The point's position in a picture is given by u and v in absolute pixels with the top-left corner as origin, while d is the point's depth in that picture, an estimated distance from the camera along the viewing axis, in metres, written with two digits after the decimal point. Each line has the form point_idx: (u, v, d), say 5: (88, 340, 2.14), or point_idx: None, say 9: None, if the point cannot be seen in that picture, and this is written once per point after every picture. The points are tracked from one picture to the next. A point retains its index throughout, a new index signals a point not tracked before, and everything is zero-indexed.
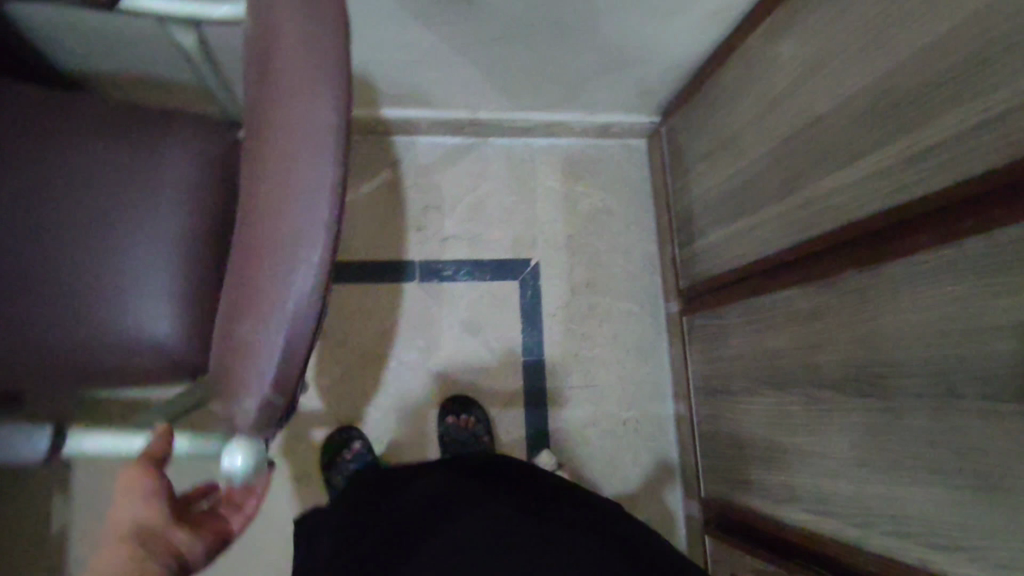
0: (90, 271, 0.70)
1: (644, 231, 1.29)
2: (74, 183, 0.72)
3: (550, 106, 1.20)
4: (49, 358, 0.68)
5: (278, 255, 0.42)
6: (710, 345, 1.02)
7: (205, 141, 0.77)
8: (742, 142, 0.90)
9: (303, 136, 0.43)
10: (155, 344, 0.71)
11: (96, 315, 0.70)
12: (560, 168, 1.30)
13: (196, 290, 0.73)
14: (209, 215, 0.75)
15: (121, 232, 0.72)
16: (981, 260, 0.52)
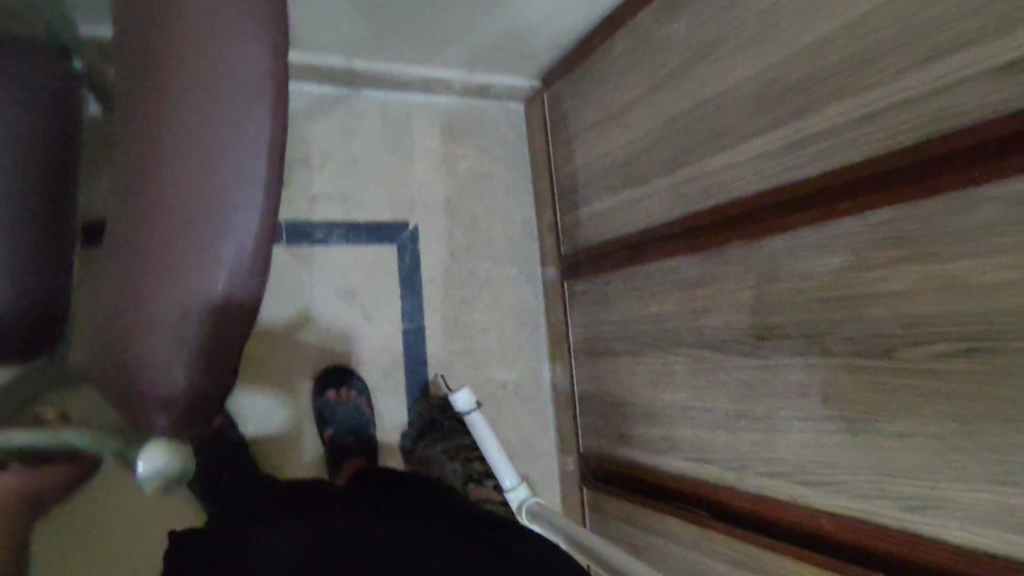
0: None
1: (521, 196, 1.29)
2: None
3: (431, 60, 1.14)
4: None
5: (210, 217, 0.41)
6: (592, 310, 1.06)
7: (32, 88, 0.64)
8: (629, 115, 0.94)
9: (236, 100, 0.43)
10: None
11: None
12: (437, 128, 1.24)
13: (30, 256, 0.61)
14: (37, 177, 0.63)
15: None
16: (858, 236, 0.60)
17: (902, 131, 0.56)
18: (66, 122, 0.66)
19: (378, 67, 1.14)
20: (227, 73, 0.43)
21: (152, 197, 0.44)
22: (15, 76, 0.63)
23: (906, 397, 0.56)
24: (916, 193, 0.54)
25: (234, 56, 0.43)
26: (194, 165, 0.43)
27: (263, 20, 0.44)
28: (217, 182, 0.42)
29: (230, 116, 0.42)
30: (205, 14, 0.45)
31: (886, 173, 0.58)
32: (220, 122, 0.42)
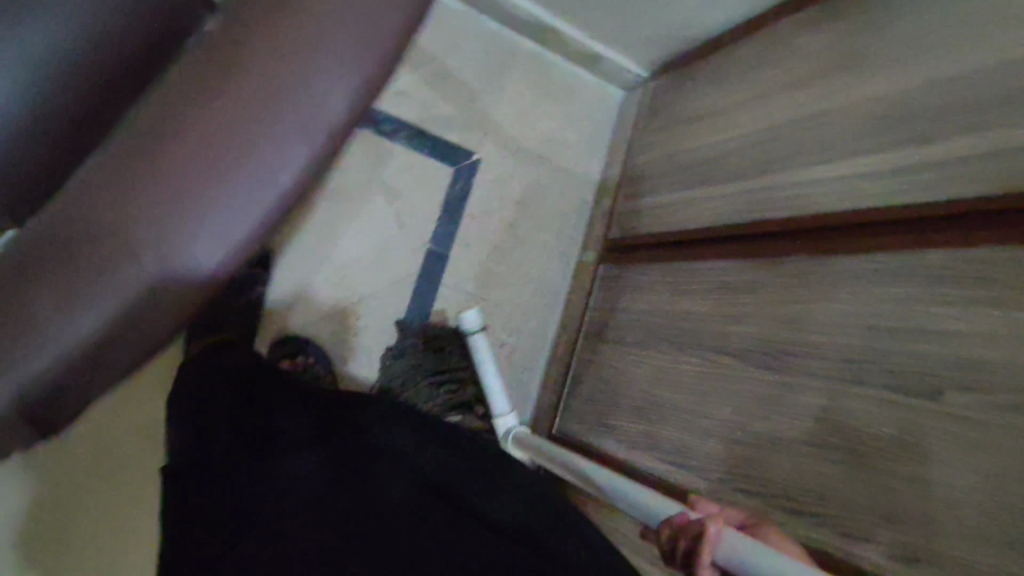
0: None
1: (587, 176, 1.28)
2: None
3: (558, 7, 1.13)
4: None
5: (83, 301, 0.40)
6: (620, 296, 1.03)
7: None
8: (732, 116, 0.92)
9: (183, 230, 0.41)
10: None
11: None
12: (536, 79, 1.24)
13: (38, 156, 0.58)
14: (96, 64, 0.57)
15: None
16: (940, 269, 0.56)
17: (1020, 176, 0.53)
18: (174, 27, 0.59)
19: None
20: (193, 215, 0.41)
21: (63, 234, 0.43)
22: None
23: (933, 441, 0.53)
24: (1021, 236, 0.51)
25: (221, 206, 0.41)
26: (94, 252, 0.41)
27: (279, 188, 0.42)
28: (117, 274, 0.40)
29: (162, 243, 0.41)
30: (231, 139, 0.42)
31: (992, 215, 0.55)
32: (150, 242, 0.41)
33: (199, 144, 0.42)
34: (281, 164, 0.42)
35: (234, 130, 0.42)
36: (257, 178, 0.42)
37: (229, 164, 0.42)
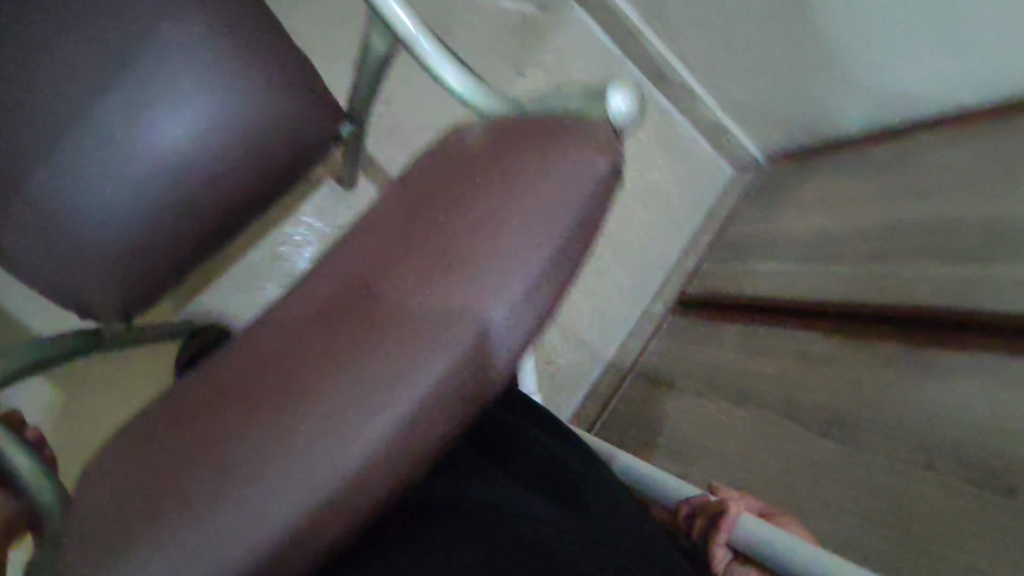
0: (110, 200, 0.68)
1: (680, 236, 1.31)
2: (125, 42, 0.66)
3: (703, 69, 1.20)
4: (64, 270, 0.67)
5: (301, 451, 0.37)
6: (685, 346, 1.05)
7: (309, 103, 0.73)
8: (841, 203, 0.94)
9: (429, 365, 0.39)
10: (145, 274, 0.71)
11: (89, 237, 0.67)
12: (659, 133, 1.30)
13: (214, 217, 0.73)
14: (243, 174, 0.72)
15: (118, 135, 0.67)
16: (1021, 372, 0.55)
17: None
18: (309, 151, 0.75)
19: (658, 48, 1.22)
20: (437, 337, 0.41)
21: (268, 373, 0.45)
22: (287, 99, 0.72)
23: (995, 536, 0.52)
24: None
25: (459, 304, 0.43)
26: (302, 393, 0.40)
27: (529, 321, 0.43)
28: (340, 398, 0.39)
29: (398, 383, 0.39)
30: (474, 282, 0.43)
31: None
32: (383, 385, 0.39)
33: (434, 259, 0.46)
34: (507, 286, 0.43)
35: (472, 270, 0.44)
36: (502, 280, 0.43)
37: (446, 278, 0.44)
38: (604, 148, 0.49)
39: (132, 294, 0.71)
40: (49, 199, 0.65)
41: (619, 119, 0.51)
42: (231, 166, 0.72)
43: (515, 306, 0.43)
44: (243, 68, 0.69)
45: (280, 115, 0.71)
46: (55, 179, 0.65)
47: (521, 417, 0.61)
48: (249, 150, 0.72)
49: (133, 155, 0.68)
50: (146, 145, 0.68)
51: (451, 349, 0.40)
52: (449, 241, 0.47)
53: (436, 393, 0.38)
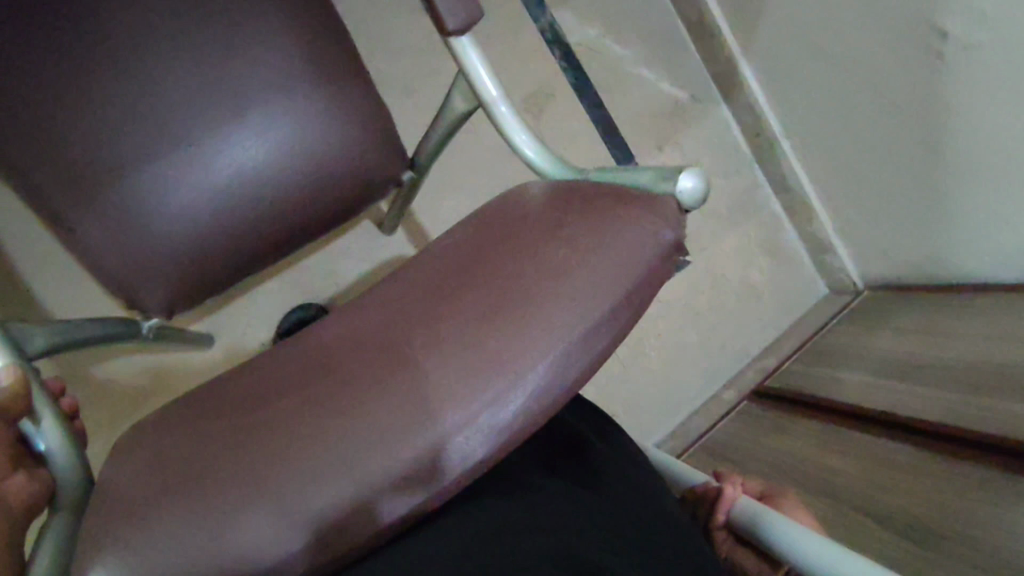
0: (187, 199, 0.74)
1: (764, 335, 1.36)
2: (226, 74, 0.73)
3: (822, 187, 1.29)
4: (138, 257, 0.74)
5: (362, 463, 0.50)
6: (757, 432, 1.08)
7: (376, 148, 0.79)
8: (935, 329, 0.98)
9: (478, 410, 0.50)
10: (208, 271, 0.78)
11: (166, 233, 0.74)
12: (766, 237, 1.38)
13: (276, 230, 0.79)
14: (302, 211, 0.79)
15: (204, 146, 0.74)
16: None
17: None
18: (366, 194, 0.82)
19: (786, 160, 1.32)
20: (476, 390, 0.51)
21: (350, 391, 0.57)
22: (360, 127, 0.78)
23: None
24: None
25: (502, 368, 0.52)
26: (379, 411, 0.53)
27: (571, 380, 0.51)
28: (396, 429, 0.51)
29: (443, 419, 0.50)
30: (521, 342, 0.53)
31: None
32: (433, 417, 0.51)
33: (494, 318, 0.55)
34: (543, 353, 0.52)
35: (521, 329, 0.53)
36: (544, 342, 0.52)
37: (495, 337, 0.54)
38: (665, 221, 0.58)
39: (194, 284, 0.78)
40: (134, 190, 0.72)
41: (684, 198, 0.59)
42: (300, 187, 0.78)
43: (560, 367, 0.51)
44: (323, 118, 0.76)
45: (347, 159, 0.78)
46: (140, 173, 0.72)
47: (587, 426, 0.71)
48: (320, 174, 0.78)
49: (214, 164, 0.74)
50: (230, 184, 0.75)
51: (504, 400, 0.50)
52: (509, 302, 0.56)
53: (485, 431, 0.49)
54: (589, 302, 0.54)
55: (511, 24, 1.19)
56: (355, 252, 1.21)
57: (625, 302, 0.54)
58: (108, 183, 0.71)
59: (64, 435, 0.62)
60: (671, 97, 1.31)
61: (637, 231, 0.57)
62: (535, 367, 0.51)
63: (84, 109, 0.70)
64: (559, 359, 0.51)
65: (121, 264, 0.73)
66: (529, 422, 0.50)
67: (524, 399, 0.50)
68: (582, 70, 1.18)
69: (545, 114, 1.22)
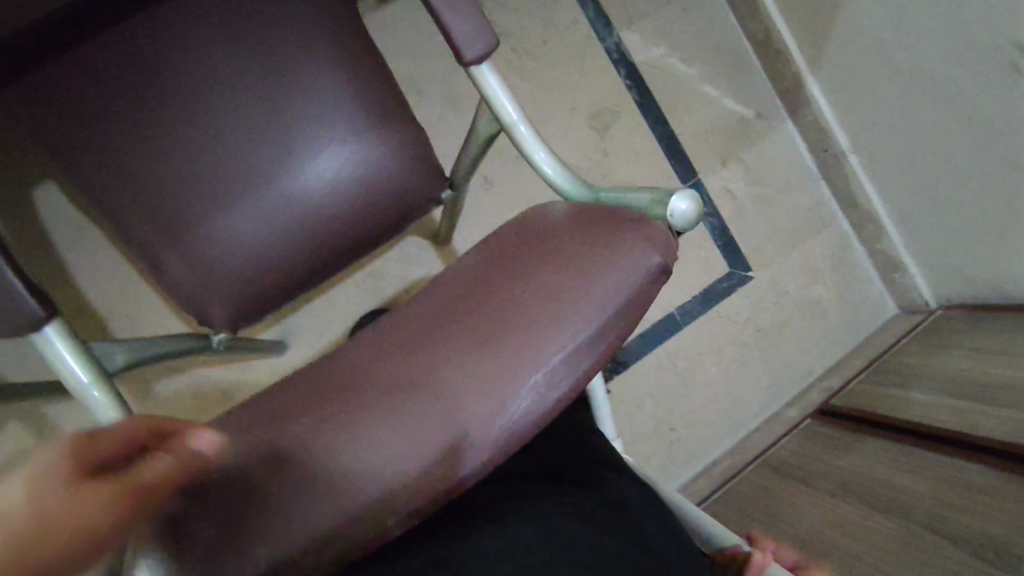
0: (240, 214, 0.67)
1: (829, 354, 1.34)
2: (264, 79, 0.68)
3: (894, 205, 1.27)
4: (195, 281, 0.67)
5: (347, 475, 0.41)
6: (822, 449, 1.05)
7: (424, 153, 0.73)
8: (1013, 348, 0.95)
9: (452, 425, 0.42)
10: (268, 294, 0.70)
11: (219, 253, 0.67)
12: (833, 255, 1.36)
13: (337, 244, 0.71)
14: (362, 220, 0.71)
15: (246, 156, 0.67)
16: None
17: None
18: (416, 199, 0.73)
19: (857, 176, 1.30)
20: (482, 392, 0.44)
21: (311, 410, 0.49)
22: (399, 127, 0.71)
23: None
24: None
25: (511, 371, 0.44)
26: (334, 430, 0.45)
27: (560, 396, 0.44)
28: (389, 438, 0.43)
29: (445, 429, 0.42)
30: (509, 356, 0.45)
31: None
32: (434, 426, 0.43)
33: (503, 319, 0.48)
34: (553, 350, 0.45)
35: (507, 342, 0.46)
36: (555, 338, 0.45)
37: (504, 338, 0.46)
38: (659, 244, 0.49)
39: (254, 308, 0.70)
40: (180, 206, 0.66)
41: (679, 222, 0.49)
42: (355, 194, 0.70)
43: (547, 380, 0.44)
44: (373, 115, 0.71)
45: (397, 162, 0.71)
46: (185, 187, 0.66)
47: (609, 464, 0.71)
48: (371, 180, 0.70)
49: (261, 174, 0.68)
50: (286, 186, 0.68)
51: (481, 415, 0.42)
52: (495, 313, 0.49)
53: (459, 448, 0.41)
54: (579, 310, 0.46)
55: (579, 43, 1.23)
56: (406, 258, 1.13)
57: (621, 316, 0.46)
58: (152, 201, 0.65)
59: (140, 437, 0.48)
60: (735, 113, 1.32)
61: (633, 243, 0.49)
62: (546, 366, 0.44)
63: (125, 125, 0.65)
64: (548, 371, 0.44)
65: (177, 288, 0.67)
66: (509, 443, 0.42)
67: (501, 412, 0.42)
68: (645, 86, 1.27)
69: (611, 130, 1.24)
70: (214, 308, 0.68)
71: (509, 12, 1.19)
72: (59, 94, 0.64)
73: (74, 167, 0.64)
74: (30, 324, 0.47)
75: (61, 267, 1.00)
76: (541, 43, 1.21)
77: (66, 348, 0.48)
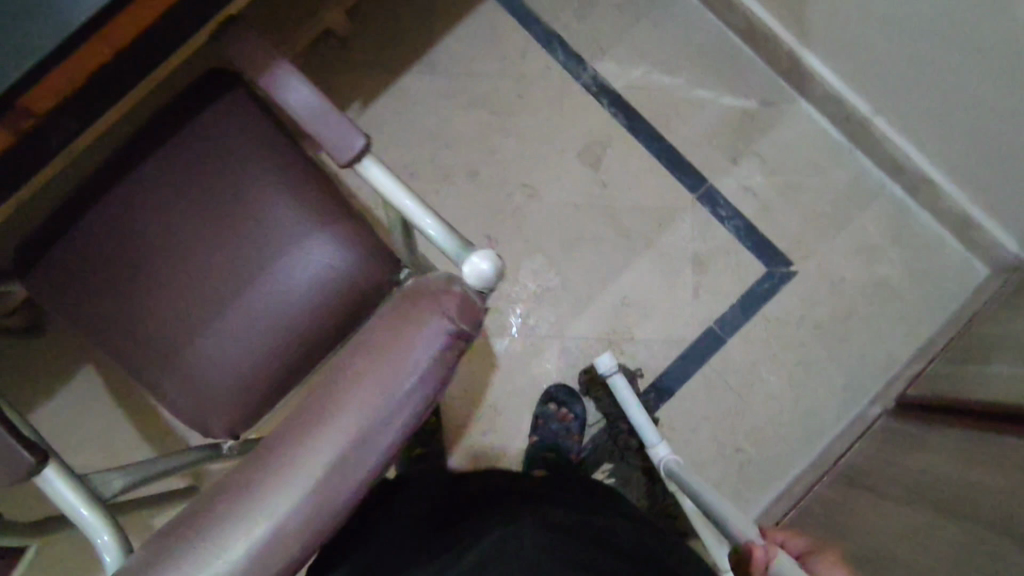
0: (221, 335, 0.78)
1: (910, 337, 1.20)
2: (219, 216, 0.79)
3: (940, 159, 1.13)
4: (196, 399, 0.78)
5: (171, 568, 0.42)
6: (898, 449, 0.94)
7: (364, 242, 0.79)
8: None
9: (248, 515, 0.41)
10: (259, 399, 0.79)
11: (210, 372, 0.78)
12: (889, 226, 1.22)
13: (307, 342, 0.79)
14: (323, 318, 0.79)
15: (217, 284, 0.78)
16: None
17: None
18: (367, 286, 0.79)
19: (888, 137, 1.17)
20: (274, 480, 0.42)
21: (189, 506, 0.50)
22: (338, 225, 0.79)
23: None
24: None
25: (300, 457, 0.42)
26: (183, 530, 0.46)
27: (363, 473, 0.42)
28: (202, 534, 0.43)
29: (238, 521, 0.41)
30: (304, 437, 0.43)
31: None
32: (232, 519, 0.42)
33: (316, 399, 0.46)
34: (339, 433, 0.42)
35: (307, 424, 0.44)
36: (343, 420, 0.42)
37: (306, 421, 0.44)
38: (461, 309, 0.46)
39: (249, 413, 0.79)
40: (175, 339, 0.78)
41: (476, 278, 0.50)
42: (311, 296, 0.78)
43: (343, 457, 0.41)
44: (313, 223, 0.79)
45: (341, 258, 0.78)
46: (175, 322, 0.78)
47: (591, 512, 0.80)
48: (322, 280, 0.78)
49: (232, 298, 0.78)
50: (252, 303, 0.78)
51: (274, 502, 0.41)
52: (320, 385, 0.47)
53: (263, 532, 0.40)
54: (383, 370, 0.43)
55: (555, 87, 1.26)
56: None
57: (414, 389, 0.43)
58: (152, 340, 0.78)
59: (120, 540, 0.58)
60: (737, 108, 1.25)
61: (429, 307, 0.45)
62: (331, 451, 0.41)
63: (119, 280, 0.79)
64: (343, 447, 0.41)
65: (184, 408, 0.78)
66: (296, 541, 0.40)
67: (303, 490, 0.41)
68: (632, 109, 1.26)
69: (605, 160, 1.24)
70: (213, 419, 0.78)
71: (483, 79, 1.25)
72: (68, 271, 0.78)
73: (89, 324, 0.79)
74: (30, 469, 0.58)
75: (145, 396, 1.16)
76: (518, 98, 1.26)
77: (64, 484, 0.59)
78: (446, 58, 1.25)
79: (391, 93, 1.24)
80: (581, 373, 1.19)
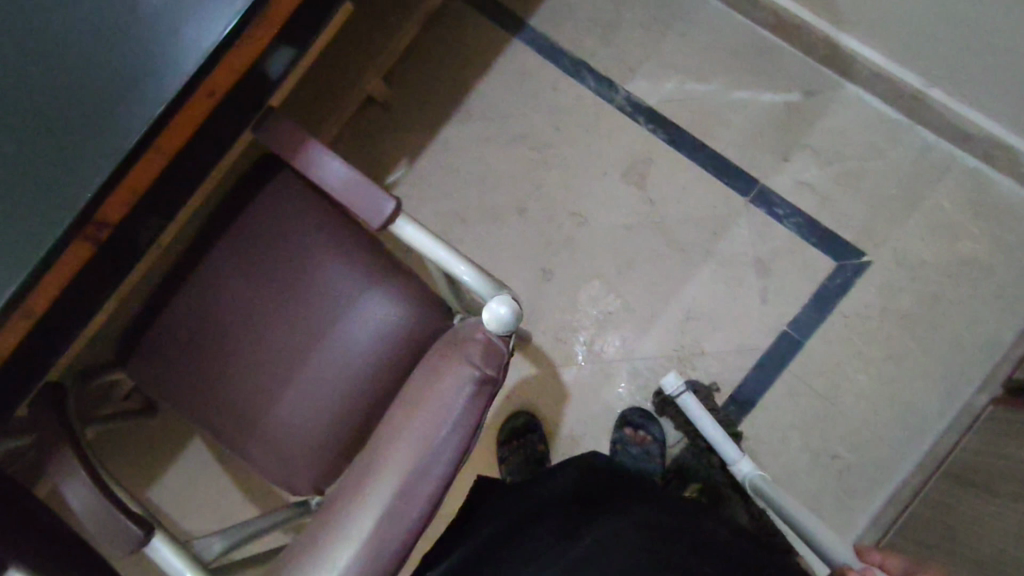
0: (298, 397, 0.83)
1: (1012, 315, 1.10)
2: (283, 287, 0.85)
3: (1013, 121, 1.04)
4: (282, 460, 0.83)
5: None
6: (1010, 442, 0.86)
7: (416, 293, 0.83)
8: None
9: (334, 553, 0.50)
10: (339, 453, 0.83)
11: (292, 433, 0.83)
12: (968, 198, 1.13)
13: (375, 394, 0.83)
14: (387, 370, 0.82)
15: (289, 351, 0.84)
16: None
17: None
18: (424, 334, 0.82)
19: (949, 107, 1.10)
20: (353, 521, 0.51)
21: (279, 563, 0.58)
22: (389, 280, 0.84)
23: None
24: None
25: (373, 498, 0.51)
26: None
27: (428, 490, 0.51)
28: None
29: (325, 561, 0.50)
30: (375, 482, 0.53)
31: None
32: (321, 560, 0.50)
33: (380, 452, 0.56)
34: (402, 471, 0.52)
35: (375, 473, 0.54)
36: (403, 460, 0.52)
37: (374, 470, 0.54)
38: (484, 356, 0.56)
39: (331, 468, 0.84)
40: (258, 407, 0.84)
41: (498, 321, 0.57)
42: (374, 350, 0.82)
43: (407, 490, 0.51)
44: (367, 282, 0.84)
45: (396, 311, 0.82)
46: (256, 390, 0.84)
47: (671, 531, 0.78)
48: (381, 333, 0.82)
49: (304, 361, 0.84)
50: (321, 364, 0.84)
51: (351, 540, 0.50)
52: (383, 442, 0.57)
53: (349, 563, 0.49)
54: (430, 417, 0.54)
55: (588, 114, 1.27)
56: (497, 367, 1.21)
57: (456, 426, 0.53)
58: (238, 409, 0.85)
59: None
60: (779, 103, 1.22)
61: (460, 359, 0.56)
62: (397, 485, 0.51)
63: (203, 358, 0.86)
64: (406, 482, 0.51)
65: (274, 469, 0.84)
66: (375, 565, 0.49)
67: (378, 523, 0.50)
68: (669, 122, 1.25)
69: (649, 177, 1.24)
70: (297, 477, 0.83)
71: (518, 118, 1.29)
72: (159, 356, 0.86)
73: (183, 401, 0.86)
74: (140, 540, 0.64)
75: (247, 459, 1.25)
76: (554, 130, 1.28)
77: (169, 551, 0.65)
78: (480, 105, 1.30)
79: (433, 147, 1.30)
80: (653, 395, 1.17)
